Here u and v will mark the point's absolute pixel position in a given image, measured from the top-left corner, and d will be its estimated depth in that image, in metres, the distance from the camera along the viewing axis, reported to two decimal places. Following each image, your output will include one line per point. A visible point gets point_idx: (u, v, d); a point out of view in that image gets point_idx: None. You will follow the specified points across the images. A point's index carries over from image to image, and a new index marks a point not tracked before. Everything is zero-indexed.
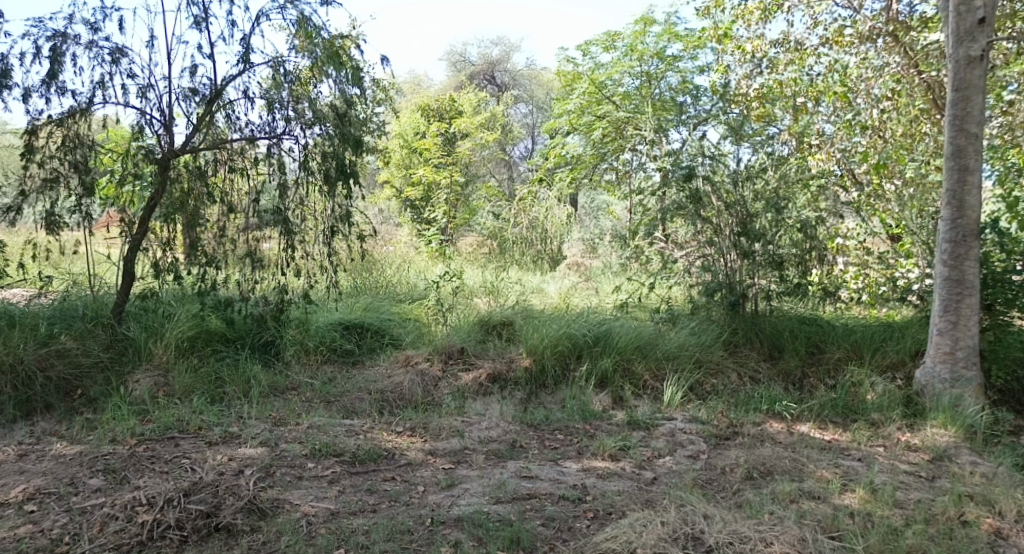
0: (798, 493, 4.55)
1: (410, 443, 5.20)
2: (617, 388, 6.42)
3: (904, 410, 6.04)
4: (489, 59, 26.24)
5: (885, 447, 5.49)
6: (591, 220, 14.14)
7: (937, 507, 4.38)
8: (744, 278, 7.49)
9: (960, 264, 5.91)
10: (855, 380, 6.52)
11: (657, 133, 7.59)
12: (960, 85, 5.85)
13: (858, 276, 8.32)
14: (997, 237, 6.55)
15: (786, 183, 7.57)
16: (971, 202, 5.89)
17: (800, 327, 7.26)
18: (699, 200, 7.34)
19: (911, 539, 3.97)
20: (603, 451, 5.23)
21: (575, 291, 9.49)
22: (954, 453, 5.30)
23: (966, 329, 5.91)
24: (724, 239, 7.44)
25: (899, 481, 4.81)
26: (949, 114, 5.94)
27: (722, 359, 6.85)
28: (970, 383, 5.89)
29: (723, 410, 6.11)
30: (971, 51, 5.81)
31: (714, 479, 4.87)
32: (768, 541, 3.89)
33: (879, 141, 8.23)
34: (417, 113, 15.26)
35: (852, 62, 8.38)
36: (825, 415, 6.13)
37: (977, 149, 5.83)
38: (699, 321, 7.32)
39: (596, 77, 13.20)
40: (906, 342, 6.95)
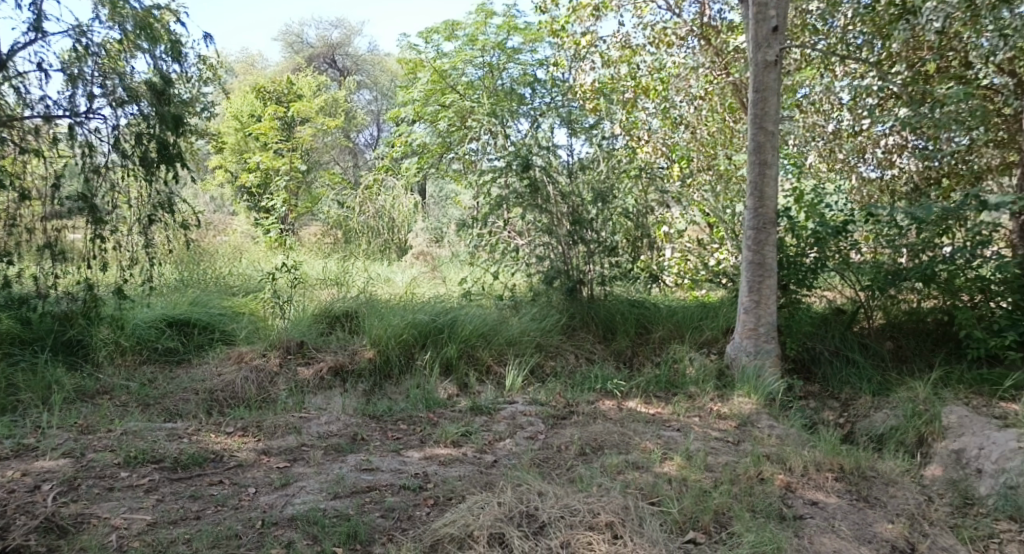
0: (624, 465, 4.86)
1: (242, 443, 4.98)
2: (461, 375, 6.54)
3: (717, 383, 6.60)
4: (328, 42, 25.39)
5: (700, 417, 5.98)
6: (438, 210, 14.05)
7: (739, 468, 4.84)
8: (580, 264, 7.83)
9: (761, 250, 6.53)
10: (676, 356, 7.00)
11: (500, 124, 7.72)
12: (759, 87, 6.43)
13: (679, 262, 8.75)
14: (789, 224, 7.37)
15: (613, 174, 7.89)
16: (769, 193, 6.51)
17: (630, 309, 7.72)
18: (537, 190, 7.60)
19: (718, 499, 4.37)
20: (445, 439, 5.29)
21: (422, 281, 9.45)
22: (756, 419, 5.89)
23: (766, 307, 6.53)
24: (562, 228, 7.72)
25: (710, 447, 5.27)
26: (750, 114, 6.51)
27: (561, 342, 7.14)
28: (769, 355, 6.53)
29: (560, 391, 6.37)
30: (767, 57, 6.38)
31: (550, 457, 5.07)
32: (595, 512, 4.13)
33: (695, 137, 9.09)
34: (252, 94, 14.46)
35: (672, 61, 9.12)
36: (650, 391, 6.57)
37: (774, 145, 6.45)
38: (539, 307, 7.61)
39: (439, 66, 13.34)
40: (719, 320, 7.56)
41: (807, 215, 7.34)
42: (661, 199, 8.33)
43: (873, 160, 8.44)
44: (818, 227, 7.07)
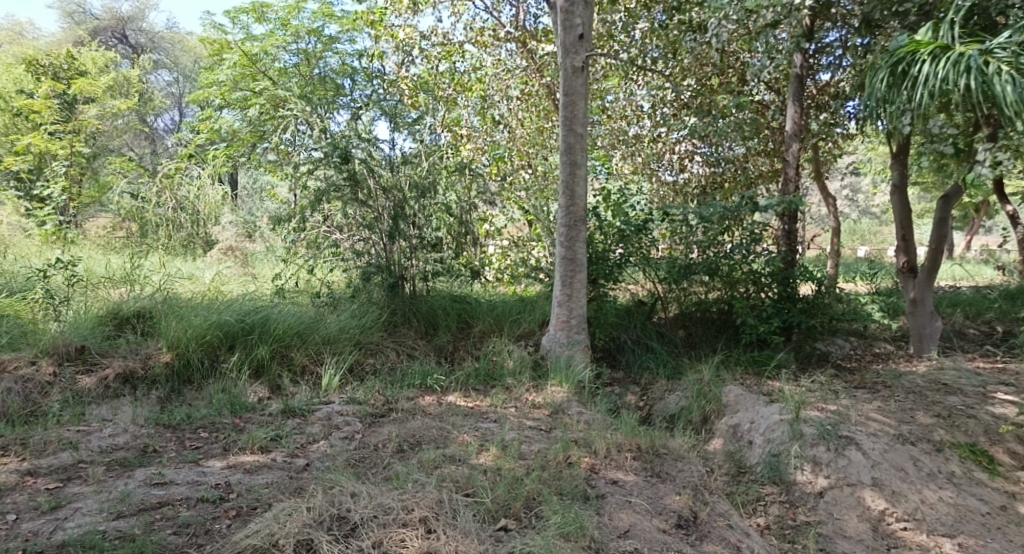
0: (441, 459, 4.83)
1: (2, 466, 4.38)
2: (273, 376, 6.20)
3: (533, 373, 6.79)
4: (117, 15, 23.02)
5: (515, 407, 6.12)
6: (250, 202, 13.25)
7: (549, 454, 5.01)
8: (402, 259, 7.70)
9: (573, 246, 6.83)
10: (495, 349, 7.09)
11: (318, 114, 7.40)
12: (568, 91, 6.70)
13: (500, 258, 8.83)
14: (597, 222, 7.78)
15: (433, 169, 7.79)
16: (579, 192, 6.81)
17: (453, 304, 7.70)
18: (356, 182, 7.37)
19: (529, 486, 4.48)
20: (252, 445, 4.97)
21: (229, 277, 8.84)
22: (567, 407, 6.14)
23: (577, 300, 6.83)
24: (383, 223, 7.55)
25: (524, 436, 5.41)
26: (560, 116, 6.77)
27: (382, 339, 6.97)
28: (580, 345, 6.84)
29: (379, 389, 6.23)
30: (574, 62, 6.67)
31: (365, 457, 4.93)
32: (409, 508, 4.06)
33: (516, 133, 9.30)
34: (20, 67, 12.77)
35: (490, 61, 9.50)
36: (468, 384, 6.61)
37: (582, 147, 6.76)
38: (359, 304, 7.38)
39: (248, 50, 12.60)
40: (536, 313, 7.77)
41: (613, 214, 7.80)
42: (486, 198, 8.44)
43: (669, 165, 9.36)
44: (622, 225, 7.65)
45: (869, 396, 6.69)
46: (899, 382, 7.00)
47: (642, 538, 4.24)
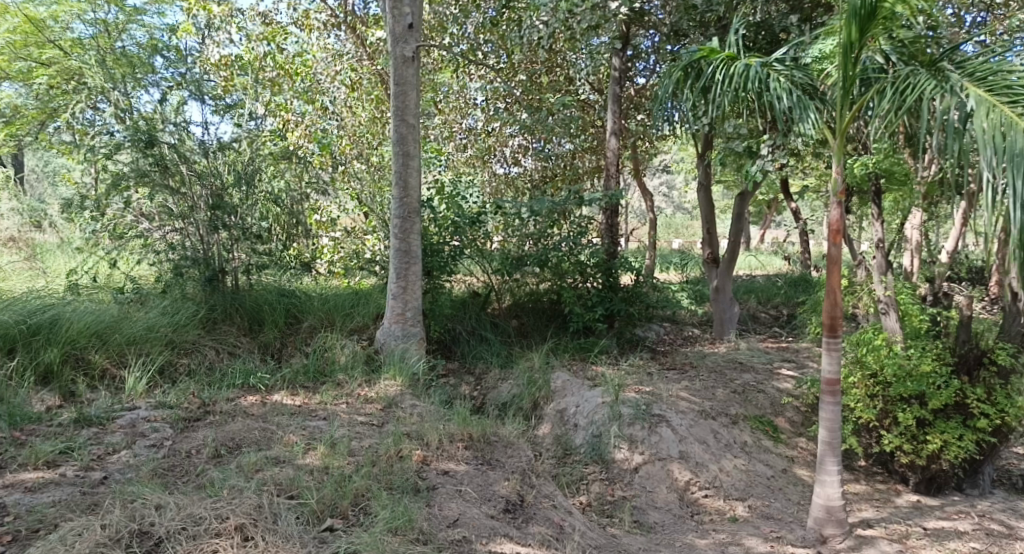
0: (262, 462, 4.58)
1: None
2: (66, 382, 5.59)
3: (365, 368, 6.63)
4: None
5: (346, 403, 5.96)
6: (38, 187, 11.86)
7: (380, 449, 4.93)
8: (222, 253, 7.22)
9: (407, 238, 6.82)
10: (326, 344, 6.85)
11: (121, 92, 6.74)
12: (399, 81, 6.62)
13: (333, 250, 8.48)
14: (433, 215, 7.76)
15: (256, 154, 7.37)
16: (413, 183, 6.79)
17: (280, 299, 7.28)
18: (165, 168, 6.82)
19: (357, 483, 4.38)
20: (37, 461, 4.44)
21: (13, 272, 7.86)
22: (400, 400, 6.07)
23: (412, 293, 6.83)
24: (198, 212, 7.06)
25: (354, 432, 5.28)
26: (392, 106, 6.68)
27: (199, 338, 6.48)
28: (415, 338, 6.83)
29: (194, 391, 5.80)
30: (405, 51, 6.59)
31: (175, 465, 4.57)
32: (223, 516, 3.81)
33: (348, 121, 9.07)
34: None
35: (315, 44, 9.31)
36: (296, 382, 6.33)
37: (415, 138, 6.72)
38: (171, 300, 6.82)
39: (33, 15, 11.21)
40: (370, 307, 7.56)
41: (449, 207, 7.74)
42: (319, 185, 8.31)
43: (503, 158, 9.57)
44: (458, 217, 7.64)
45: (679, 377, 7.22)
46: (703, 363, 7.81)
47: (470, 525, 4.27)
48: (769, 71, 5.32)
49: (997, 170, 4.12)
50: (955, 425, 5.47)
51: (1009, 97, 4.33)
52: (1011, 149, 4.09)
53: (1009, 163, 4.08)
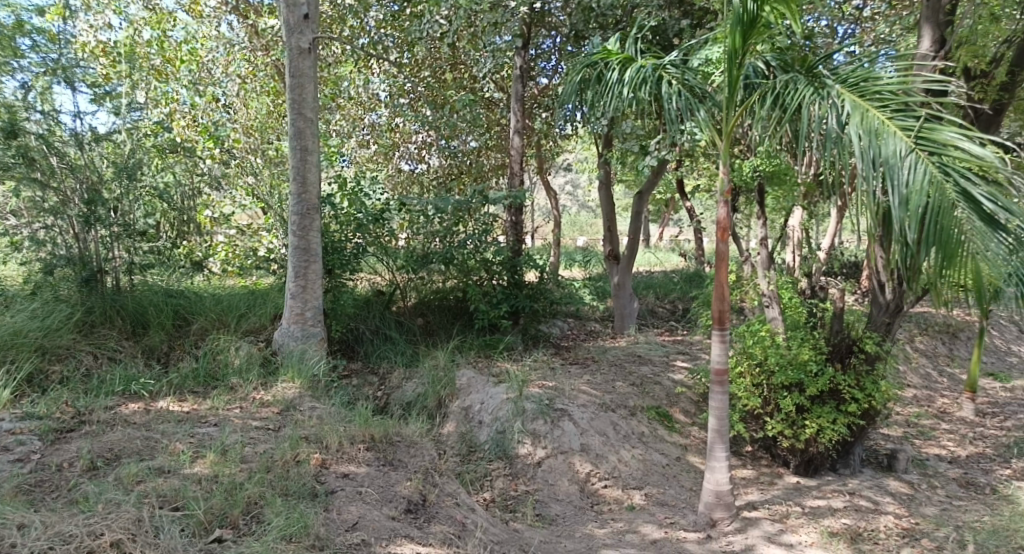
0: (145, 473, 4.35)
1: None
2: None
3: (261, 370, 6.40)
4: None
5: (240, 408, 5.73)
6: None
7: (276, 455, 4.77)
8: (100, 251, 6.77)
9: (306, 235, 6.64)
10: (218, 347, 6.56)
11: None
12: (295, 73, 6.42)
13: (226, 248, 8.09)
14: (334, 212, 7.57)
15: (134, 147, 7.02)
16: (312, 179, 6.62)
17: (166, 300, 6.93)
18: (31, 161, 6.28)
19: (249, 490, 4.23)
20: None
21: None
22: (298, 403, 5.90)
23: (312, 292, 6.66)
24: (71, 208, 6.54)
25: (247, 438, 5.09)
26: (288, 100, 6.48)
27: (73, 342, 6.09)
28: (316, 338, 6.66)
29: (67, 399, 5.43)
30: (300, 43, 6.40)
31: (44, 480, 4.27)
32: (98, 533, 3.59)
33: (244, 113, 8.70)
34: None
35: (204, 31, 8.93)
36: (185, 387, 6.05)
37: (313, 132, 6.55)
38: (42, 302, 6.37)
39: None
40: (266, 307, 7.29)
41: (351, 203, 7.60)
42: (210, 180, 7.94)
43: (409, 155, 9.58)
44: (361, 214, 7.52)
45: (581, 371, 7.36)
46: (603, 357, 7.99)
47: (370, 528, 4.21)
48: (662, 74, 5.50)
49: (875, 170, 4.40)
50: (830, 410, 5.86)
51: (879, 101, 4.67)
52: (886, 151, 4.39)
53: (886, 163, 4.36)
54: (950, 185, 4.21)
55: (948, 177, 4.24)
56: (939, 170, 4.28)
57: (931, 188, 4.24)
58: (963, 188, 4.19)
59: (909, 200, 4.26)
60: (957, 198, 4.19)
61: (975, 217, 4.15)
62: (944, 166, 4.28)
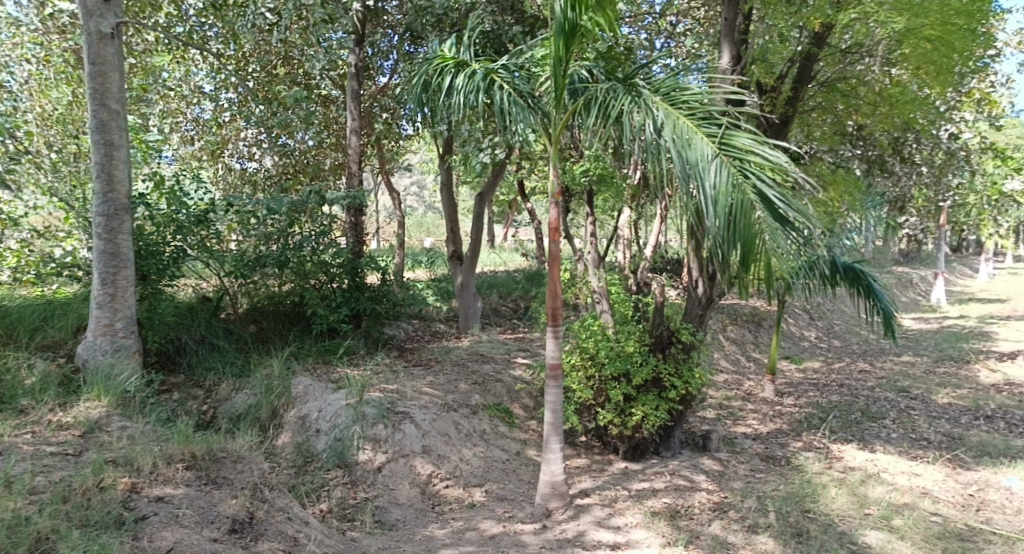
0: None
1: None
2: None
3: (60, 390, 5.69)
4: None
5: (32, 433, 5.06)
6: None
7: (75, 482, 4.26)
8: None
9: (114, 238, 6.02)
10: (6, 365, 5.83)
11: None
12: (95, 60, 5.82)
13: (17, 255, 7.34)
14: (148, 213, 6.81)
15: None
16: (119, 176, 6.02)
17: None
18: None
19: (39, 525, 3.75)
20: None
21: None
22: (105, 423, 5.32)
23: (123, 301, 6.06)
24: None
25: (40, 466, 4.51)
26: (88, 88, 5.86)
27: None
28: (128, 351, 6.06)
29: None
30: (100, 27, 5.82)
31: None
32: None
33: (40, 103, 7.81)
34: None
35: None
36: None
37: (119, 125, 5.98)
38: None
39: None
40: (68, 318, 6.55)
41: (168, 202, 6.94)
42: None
43: (240, 152, 8.98)
44: (179, 214, 6.90)
45: (423, 373, 7.25)
46: (446, 358, 7.93)
47: None
48: (494, 78, 5.49)
49: (687, 172, 4.65)
50: (653, 398, 6.18)
51: (688, 109, 4.96)
52: (695, 154, 4.65)
53: (696, 166, 4.62)
54: (749, 186, 4.55)
55: (748, 179, 4.59)
56: (740, 173, 4.61)
57: (734, 188, 4.55)
58: (760, 190, 4.55)
59: (717, 200, 4.54)
60: (756, 198, 4.54)
61: (770, 215, 4.52)
62: (744, 169, 4.63)
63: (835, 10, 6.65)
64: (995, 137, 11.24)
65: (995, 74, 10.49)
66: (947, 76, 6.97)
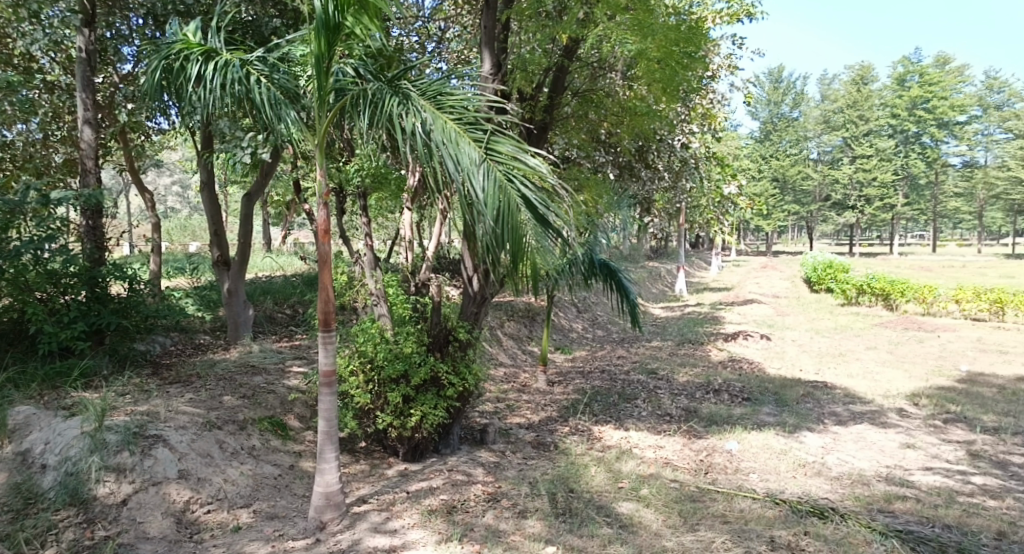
0: None
1: None
2: None
3: None
4: None
5: None
6: None
7: None
8: None
9: None
10: None
11: None
12: None
13: None
14: None
15: None
16: None
17: None
18: None
19: None
20: None
21: None
22: None
23: None
24: None
25: None
26: None
27: None
28: None
29: None
30: None
31: None
32: None
33: None
34: None
35: None
36: None
37: None
38: None
39: None
40: None
41: None
42: None
43: None
44: None
45: (182, 390, 6.64)
46: (210, 372, 7.34)
47: None
48: (250, 71, 5.14)
49: (456, 175, 4.72)
50: (431, 396, 6.18)
51: (454, 114, 4.99)
52: (464, 159, 4.74)
53: (465, 170, 4.71)
54: (514, 191, 4.74)
55: (512, 183, 4.77)
56: (505, 177, 4.78)
57: (500, 192, 4.72)
58: (523, 194, 4.76)
59: (485, 203, 4.67)
60: (520, 202, 4.74)
61: (533, 218, 4.75)
62: (508, 173, 4.80)
63: (580, 28, 7.22)
64: (717, 147, 12.86)
65: (713, 92, 11.97)
66: (673, 92, 7.84)
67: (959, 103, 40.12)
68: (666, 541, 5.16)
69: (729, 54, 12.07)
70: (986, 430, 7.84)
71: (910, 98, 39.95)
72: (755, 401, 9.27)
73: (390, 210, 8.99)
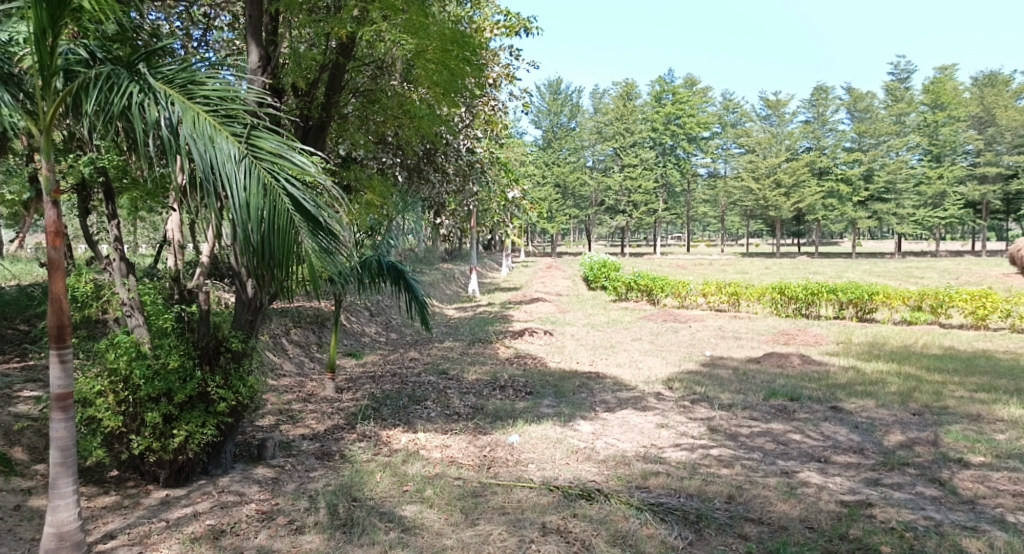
0: None
1: None
2: None
3: None
4: None
5: None
6: None
7: None
8: None
9: None
10: None
11: None
12: None
13: None
14: None
15: None
16: None
17: None
18: None
19: None
20: None
21: None
22: None
23: None
24: None
25: None
26: None
27: None
28: None
29: None
30: None
31: None
32: None
33: None
34: None
35: None
36: None
37: None
38: None
39: None
40: None
41: None
42: None
43: None
44: None
45: None
46: None
47: None
48: None
49: (213, 172, 4.40)
50: (198, 414, 5.73)
51: (209, 105, 4.63)
52: (220, 156, 4.41)
53: (222, 168, 4.39)
54: (279, 189, 4.50)
55: (277, 181, 4.53)
56: (269, 175, 4.52)
57: (263, 189, 4.46)
58: (290, 192, 4.54)
59: (248, 203, 4.41)
60: (287, 201, 4.51)
61: (302, 217, 4.55)
62: (273, 170, 4.55)
63: (355, 24, 7.07)
64: (501, 153, 13.35)
65: (494, 100, 12.42)
66: (452, 94, 7.94)
67: (704, 120, 45.32)
68: (446, 539, 5.24)
69: (507, 65, 12.63)
70: (724, 407, 8.92)
71: (665, 113, 44.32)
72: (536, 394, 9.73)
73: (150, 211, 8.18)
